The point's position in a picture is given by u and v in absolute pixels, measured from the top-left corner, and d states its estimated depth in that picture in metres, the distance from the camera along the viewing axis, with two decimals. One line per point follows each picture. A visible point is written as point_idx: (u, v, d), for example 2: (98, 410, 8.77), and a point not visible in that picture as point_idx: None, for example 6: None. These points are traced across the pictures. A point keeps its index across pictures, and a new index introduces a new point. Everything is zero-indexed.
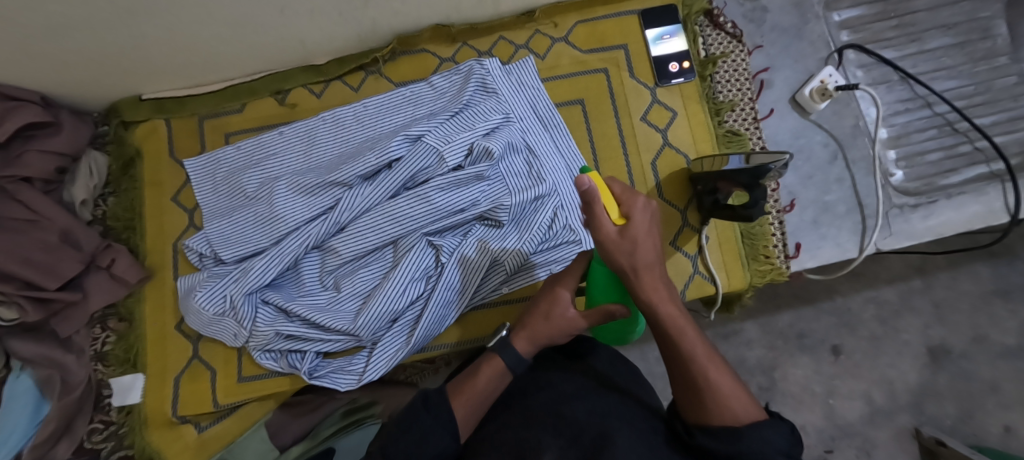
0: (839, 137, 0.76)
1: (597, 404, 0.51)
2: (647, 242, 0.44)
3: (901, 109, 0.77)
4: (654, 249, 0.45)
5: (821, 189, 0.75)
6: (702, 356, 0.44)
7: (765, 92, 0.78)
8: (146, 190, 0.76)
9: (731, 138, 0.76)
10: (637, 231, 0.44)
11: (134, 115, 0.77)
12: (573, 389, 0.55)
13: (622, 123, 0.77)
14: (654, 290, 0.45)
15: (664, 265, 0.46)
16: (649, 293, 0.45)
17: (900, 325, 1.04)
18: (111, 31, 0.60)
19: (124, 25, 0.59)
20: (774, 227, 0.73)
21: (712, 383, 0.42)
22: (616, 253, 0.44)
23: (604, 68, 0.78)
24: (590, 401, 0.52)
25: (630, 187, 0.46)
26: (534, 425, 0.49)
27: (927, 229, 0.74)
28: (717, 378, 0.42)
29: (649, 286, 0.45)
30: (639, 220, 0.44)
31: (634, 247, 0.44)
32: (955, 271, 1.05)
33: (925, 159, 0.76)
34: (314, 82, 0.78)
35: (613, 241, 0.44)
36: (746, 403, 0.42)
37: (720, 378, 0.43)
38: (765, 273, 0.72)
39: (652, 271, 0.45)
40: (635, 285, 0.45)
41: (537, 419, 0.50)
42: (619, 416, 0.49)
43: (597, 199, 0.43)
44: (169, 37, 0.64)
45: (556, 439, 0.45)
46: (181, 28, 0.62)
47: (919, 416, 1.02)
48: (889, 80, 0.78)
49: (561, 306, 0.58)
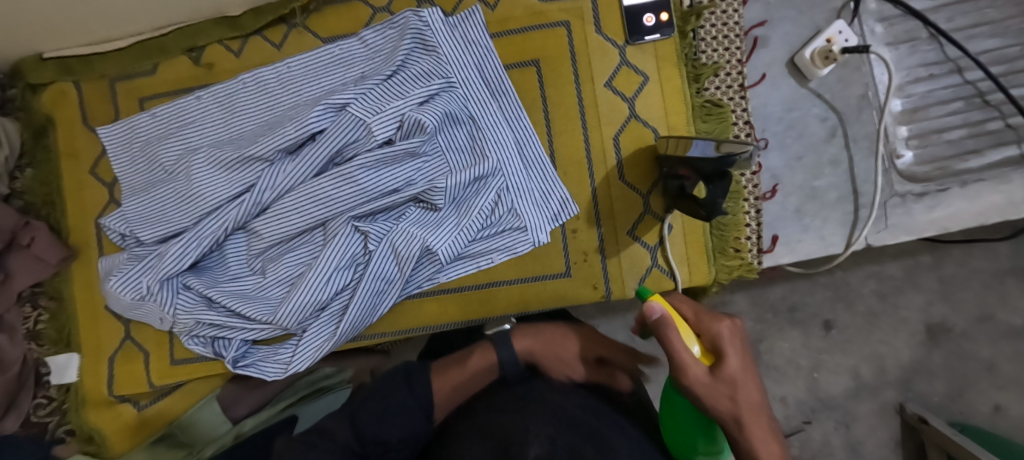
0: (841, 110, 0.64)
1: (584, 412, 0.45)
2: (746, 380, 0.37)
3: (923, 75, 0.64)
4: (756, 385, 0.38)
5: (811, 172, 0.64)
6: None
7: (758, 53, 0.65)
8: (62, 162, 0.71)
9: (709, 110, 0.64)
10: (733, 370, 0.37)
11: (38, 77, 0.69)
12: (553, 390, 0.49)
13: (583, 90, 0.66)
14: (764, 442, 0.36)
15: (767, 407, 0.38)
16: (756, 444, 0.36)
17: (900, 301, 0.95)
18: None
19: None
20: (750, 217, 0.64)
21: None
22: (711, 398, 0.37)
23: (565, 22, 0.65)
24: (579, 398, 0.47)
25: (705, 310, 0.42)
26: (520, 409, 0.42)
27: (930, 222, 0.63)
28: None
29: (757, 436, 0.36)
30: (731, 354, 0.38)
31: (733, 390, 0.37)
32: (968, 250, 0.94)
33: (943, 137, 0.64)
34: (230, 38, 0.68)
35: (704, 384, 0.38)
36: None
37: None
38: (733, 269, 0.64)
39: (757, 415, 0.37)
40: (739, 435, 0.37)
41: (523, 406, 0.43)
42: (608, 417, 0.45)
43: (674, 329, 0.39)
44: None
45: (547, 426, 0.39)
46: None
47: (907, 392, 0.95)
48: (915, 37, 0.63)
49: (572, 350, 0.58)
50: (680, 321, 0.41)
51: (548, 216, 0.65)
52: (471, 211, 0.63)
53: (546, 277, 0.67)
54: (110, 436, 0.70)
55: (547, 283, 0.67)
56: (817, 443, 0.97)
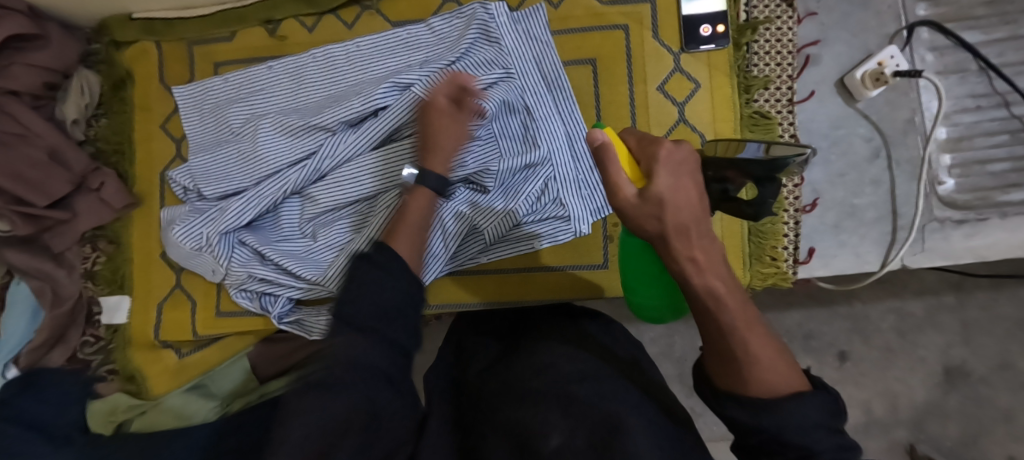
0: (886, 132, 0.66)
1: (601, 386, 0.42)
2: (679, 199, 0.33)
3: (970, 107, 0.65)
4: (694, 203, 0.34)
5: (851, 190, 0.66)
6: (743, 323, 0.33)
7: (809, 71, 0.67)
8: (135, 115, 0.75)
9: (757, 121, 0.67)
10: (661, 189, 0.33)
11: (123, 34, 0.73)
12: (576, 370, 0.45)
13: (634, 91, 0.69)
14: (691, 259, 0.33)
15: (709, 227, 0.34)
16: (682, 263, 0.33)
17: (918, 339, 0.95)
18: None
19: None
20: (788, 227, 0.65)
21: (752, 359, 0.32)
22: (638, 220, 0.34)
23: (624, 25, 0.68)
24: (603, 377, 0.44)
25: (649, 138, 0.38)
26: (538, 402, 0.41)
27: (968, 249, 0.64)
28: (757, 348, 0.32)
29: (684, 256, 0.33)
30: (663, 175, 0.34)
31: (660, 209, 0.33)
32: (990, 294, 0.93)
33: (986, 169, 0.65)
34: (305, 15, 0.72)
35: (632, 205, 0.34)
36: (790, 372, 0.32)
37: (762, 347, 0.33)
38: (767, 276, 0.66)
39: (687, 235, 0.33)
40: (666, 252, 0.34)
41: (537, 395, 0.42)
42: (631, 395, 0.41)
43: (609, 153, 0.36)
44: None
45: (564, 420, 0.37)
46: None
47: (918, 432, 0.95)
48: (964, 69, 0.65)
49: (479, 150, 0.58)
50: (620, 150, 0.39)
51: (591, 209, 0.67)
52: (518, 196, 0.65)
53: (582, 267, 0.70)
54: (155, 379, 0.73)
55: (585, 273, 0.70)
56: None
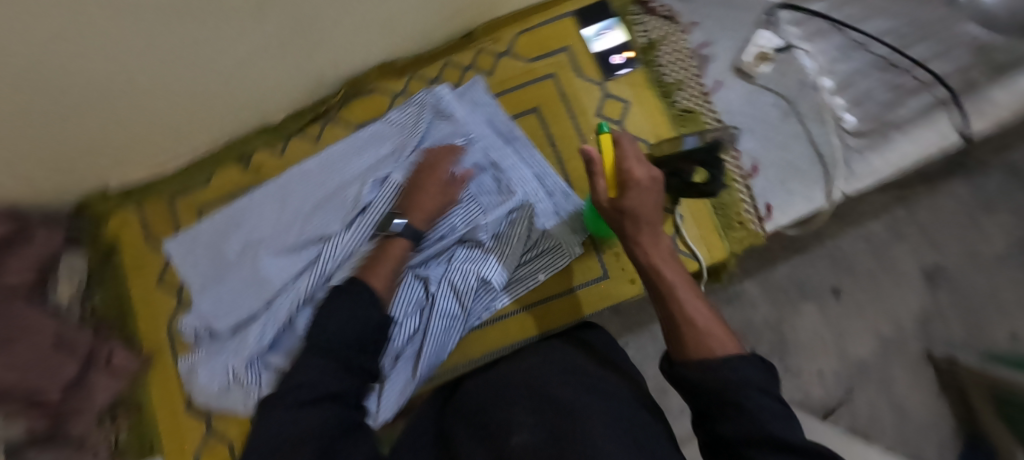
0: (787, 95, 0.79)
1: (578, 388, 0.50)
2: (637, 206, 0.51)
3: (841, 56, 0.80)
4: (649, 209, 0.52)
5: (781, 148, 0.77)
6: (682, 292, 0.49)
7: (710, 66, 0.80)
8: (131, 277, 0.77)
9: (685, 117, 0.78)
10: (627, 200, 0.51)
11: (106, 209, 0.77)
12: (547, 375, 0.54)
13: (578, 122, 0.79)
14: (639, 241, 0.52)
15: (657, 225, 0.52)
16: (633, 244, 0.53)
17: (892, 256, 1.05)
18: (86, 131, 0.63)
19: (68, 115, 0.59)
20: (743, 194, 0.75)
21: (689, 322, 0.46)
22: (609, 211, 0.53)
23: (551, 73, 0.80)
24: (569, 375, 0.53)
25: (632, 154, 0.52)
26: (513, 402, 0.50)
27: (888, 165, 0.76)
28: (691, 313, 0.47)
29: (637, 239, 0.52)
30: (631, 188, 0.51)
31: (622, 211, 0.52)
32: (931, 196, 1.05)
33: (873, 99, 0.79)
34: (274, 142, 0.79)
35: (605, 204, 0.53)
36: (729, 341, 0.44)
37: (699, 315, 0.47)
38: (742, 239, 0.74)
39: (639, 227, 0.52)
40: (626, 236, 0.53)
41: (514, 398, 0.51)
42: (591, 385, 0.51)
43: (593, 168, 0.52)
44: (121, 119, 0.64)
45: (530, 415, 0.47)
46: (116, 107, 0.62)
47: (930, 339, 1.02)
48: (825, 31, 0.81)
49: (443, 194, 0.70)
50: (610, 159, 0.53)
51: (576, 231, 0.75)
52: (512, 241, 0.72)
53: (587, 284, 0.75)
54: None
55: (592, 288, 0.75)
56: (865, 412, 1.00)
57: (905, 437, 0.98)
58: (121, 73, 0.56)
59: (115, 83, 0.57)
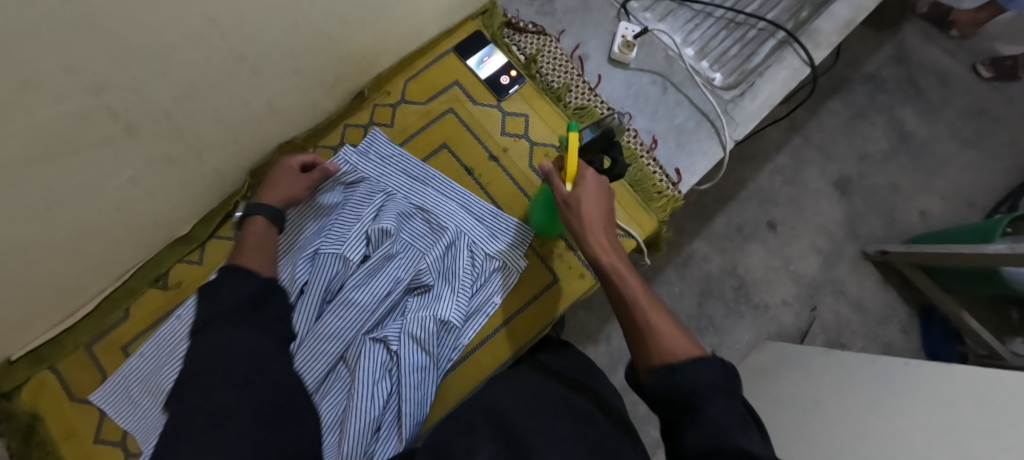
0: (659, 71, 0.86)
1: (543, 419, 0.55)
2: (590, 203, 0.60)
3: (693, 27, 0.90)
4: (599, 209, 0.60)
5: (670, 116, 0.85)
6: (640, 296, 0.55)
7: (587, 64, 0.87)
8: (63, 446, 0.69)
9: (580, 113, 0.83)
10: (582, 197, 0.60)
11: (14, 382, 0.69)
12: (511, 402, 0.58)
13: (488, 145, 0.82)
14: (597, 242, 0.59)
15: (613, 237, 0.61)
16: (594, 247, 0.59)
17: (804, 178, 1.15)
18: None
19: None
20: (653, 166, 0.81)
21: (648, 322, 0.52)
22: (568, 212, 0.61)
23: (449, 108, 0.83)
24: (531, 403, 0.57)
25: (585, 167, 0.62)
26: (476, 432, 0.54)
27: (760, 106, 0.85)
28: (653, 317, 0.52)
29: (595, 243, 0.60)
30: (584, 189, 0.60)
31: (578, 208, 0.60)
32: (816, 118, 1.18)
33: (730, 55, 0.89)
34: (190, 252, 0.76)
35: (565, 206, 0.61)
36: (687, 345, 0.49)
37: (659, 319, 0.53)
38: (665, 206, 0.80)
39: (595, 230, 0.60)
40: (584, 241, 0.60)
41: (482, 431, 0.54)
42: (554, 411, 0.56)
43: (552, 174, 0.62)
44: (8, 289, 0.58)
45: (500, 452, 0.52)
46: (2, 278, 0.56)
47: (860, 240, 1.13)
48: (672, 9, 0.91)
49: (299, 191, 0.70)
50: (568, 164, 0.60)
51: (514, 245, 0.77)
52: (458, 274, 0.73)
53: (542, 292, 0.77)
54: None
55: (547, 293, 0.77)
56: (833, 321, 1.08)
57: (871, 330, 1.08)
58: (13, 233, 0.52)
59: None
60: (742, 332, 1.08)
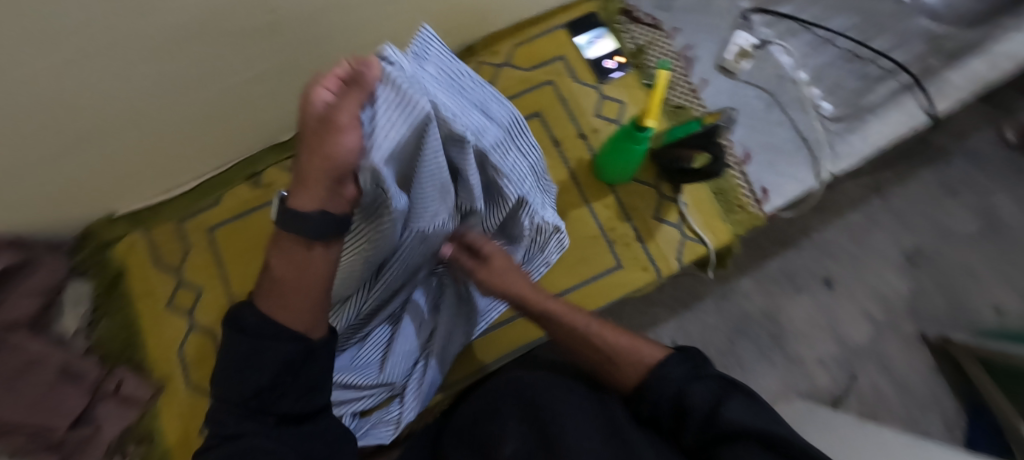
0: (768, 87, 0.85)
1: (571, 403, 0.48)
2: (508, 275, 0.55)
3: (811, 51, 0.88)
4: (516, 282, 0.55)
5: (768, 133, 0.83)
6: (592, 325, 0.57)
7: (694, 65, 0.86)
8: (138, 302, 0.75)
9: (678, 112, 0.82)
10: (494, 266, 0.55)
11: (109, 235, 0.76)
12: (532, 385, 0.52)
13: (580, 122, 0.83)
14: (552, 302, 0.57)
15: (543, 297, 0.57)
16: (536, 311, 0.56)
17: (873, 242, 1.09)
18: (99, 153, 0.63)
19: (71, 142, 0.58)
20: (740, 179, 0.80)
21: (611, 346, 0.54)
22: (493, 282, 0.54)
23: (549, 80, 0.84)
24: (558, 388, 0.51)
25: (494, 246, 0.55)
26: (499, 417, 0.49)
27: (866, 144, 0.82)
28: (609, 337, 0.55)
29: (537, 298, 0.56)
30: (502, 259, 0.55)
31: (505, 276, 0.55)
32: (903, 185, 1.11)
33: (845, 87, 0.86)
34: (284, 159, 0.81)
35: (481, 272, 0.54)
36: (649, 348, 0.54)
37: (615, 338, 0.55)
38: (744, 221, 0.78)
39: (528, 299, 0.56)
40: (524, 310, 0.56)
41: (503, 409, 0.50)
42: (581, 399, 0.50)
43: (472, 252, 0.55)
44: (126, 142, 0.63)
45: (520, 425, 0.47)
46: (127, 132, 0.62)
47: (920, 320, 1.06)
48: (794, 29, 0.89)
49: (336, 163, 0.35)
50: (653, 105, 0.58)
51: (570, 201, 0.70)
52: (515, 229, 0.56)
53: (602, 274, 0.76)
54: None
55: (607, 277, 0.76)
56: (869, 393, 1.02)
57: (910, 415, 1.01)
58: (150, 97, 0.58)
59: (116, 107, 0.56)
60: (769, 380, 1.03)
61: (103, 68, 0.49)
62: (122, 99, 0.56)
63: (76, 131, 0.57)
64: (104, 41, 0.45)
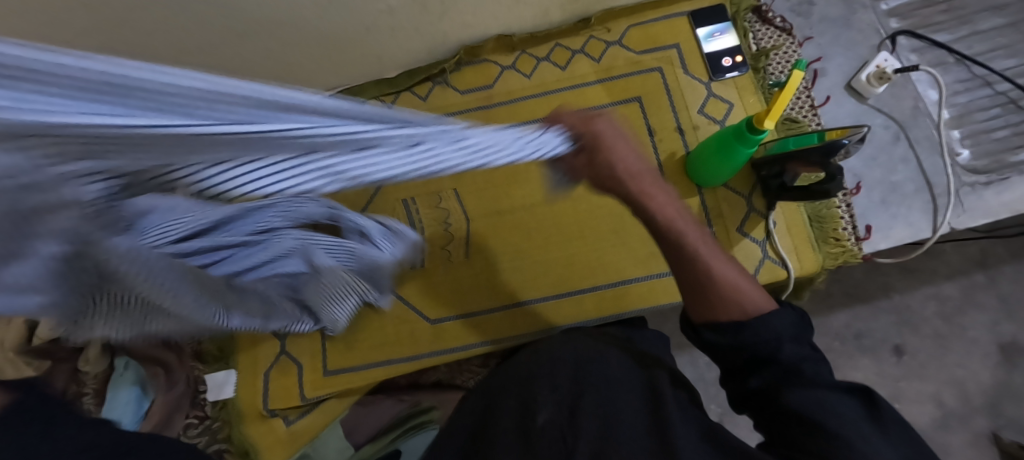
0: (900, 119, 0.77)
1: (613, 384, 0.47)
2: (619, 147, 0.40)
3: (961, 89, 0.78)
4: (626, 159, 0.41)
5: (888, 170, 0.75)
6: (699, 241, 0.46)
7: (820, 80, 0.79)
8: None
9: (790, 126, 0.77)
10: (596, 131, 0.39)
11: None
12: (572, 356, 0.52)
13: (680, 116, 0.79)
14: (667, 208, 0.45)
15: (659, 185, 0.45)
16: (641, 196, 0.44)
17: (965, 322, 0.97)
18: (236, 54, 0.67)
19: (226, 41, 0.63)
20: (842, 210, 0.73)
21: (718, 278, 0.44)
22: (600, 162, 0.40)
23: (658, 67, 0.81)
24: (603, 361, 0.51)
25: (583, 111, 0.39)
26: (537, 383, 0.49)
27: (1002, 205, 0.73)
28: (719, 266, 0.45)
29: (650, 194, 0.45)
30: (608, 133, 0.39)
31: (619, 154, 0.40)
32: (1019, 266, 0.98)
33: (992, 136, 0.76)
34: (386, 94, 0.84)
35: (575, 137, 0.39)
36: (758, 295, 0.43)
37: (724, 269, 0.45)
38: (837, 256, 0.72)
39: (637, 179, 0.43)
40: (631, 190, 0.43)
41: (540, 371, 0.51)
42: (618, 368, 0.50)
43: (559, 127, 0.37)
44: (261, 49, 0.67)
45: (554, 394, 0.48)
46: (271, 42, 0.66)
47: (997, 417, 0.94)
48: (945, 62, 0.79)
49: None
50: (780, 98, 0.54)
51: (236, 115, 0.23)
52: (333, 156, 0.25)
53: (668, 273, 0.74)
54: (283, 446, 0.74)
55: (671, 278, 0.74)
56: None
57: None
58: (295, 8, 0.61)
59: (270, 16, 0.60)
60: None
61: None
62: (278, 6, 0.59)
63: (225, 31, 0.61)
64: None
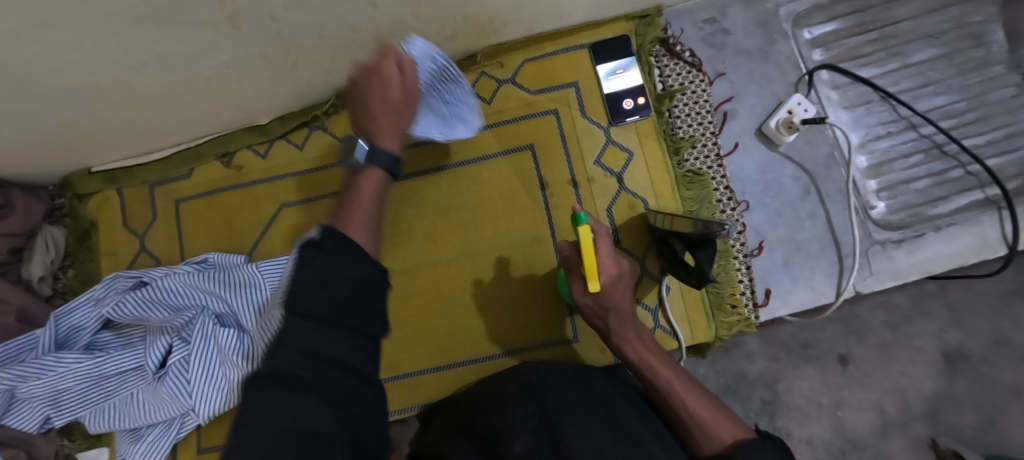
0: (811, 170, 0.70)
1: (586, 408, 0.42)
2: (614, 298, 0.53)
3: (882, 133, 0.71)
4: (625, 306, 0.54)
5: (793, 227, 0.70)
6: (681, 387, 0.49)
7: (729, 124, 0.72)
8: (102, 261, 0.77)
9: (692, 178, 0.71)
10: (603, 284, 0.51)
11: (84, 188, 0.77)
12: (539, 378, 0.47)
13: (574, 168, 0.72)
14: (630, 341, 0.54)
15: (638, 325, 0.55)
16: (620, 340, 0.55)
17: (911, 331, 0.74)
18: (55, 114, 0.60)
19: (36, 104, 0.56)
20: (741, 273, 0.69)
21: (694, 416, 0.47)
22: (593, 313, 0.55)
23: (554, 109, 0.73)
24: (578, 385, 0.46)
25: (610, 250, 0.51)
26: (509, 409, 0.44)
27: (913, 266, 0.68)
28: (692, 405, 0.47)
29: (627, 337, 0.54)
30: (606, 267, 0.50)
31: (604, 306, 0.54)
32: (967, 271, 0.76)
33: (911, 187, 0.70)
34: (257, 143, 0.76)
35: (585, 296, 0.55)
36: (731, 428, 0.45)
37: (698, 405, 0.48)
38: (732, 325, 0.68)
39: (622, 322, 0.54)
40: (607, 333, 0.56)
41: (513, 399, 0.46)
42: (593, 390, 0.46)
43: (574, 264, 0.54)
44: (79, 106, 0.59)
45: (528, 420, 0.42)
46: (90, 104, 0.59)
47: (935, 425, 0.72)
48: (869, 100, 0.71)
49: None
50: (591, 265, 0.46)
51: None
52: None
53: (553, 345, 0.70)
54: None
55: (555, 348, 0.70)
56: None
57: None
58: (92, 70, 0.52)
59: (69, 80, 0.54)
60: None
61: (37, 43, 0.45)
62: (74, 71, 0.52)
63: (22, 97, 0.54)
64: (34, 22, 0.42)
